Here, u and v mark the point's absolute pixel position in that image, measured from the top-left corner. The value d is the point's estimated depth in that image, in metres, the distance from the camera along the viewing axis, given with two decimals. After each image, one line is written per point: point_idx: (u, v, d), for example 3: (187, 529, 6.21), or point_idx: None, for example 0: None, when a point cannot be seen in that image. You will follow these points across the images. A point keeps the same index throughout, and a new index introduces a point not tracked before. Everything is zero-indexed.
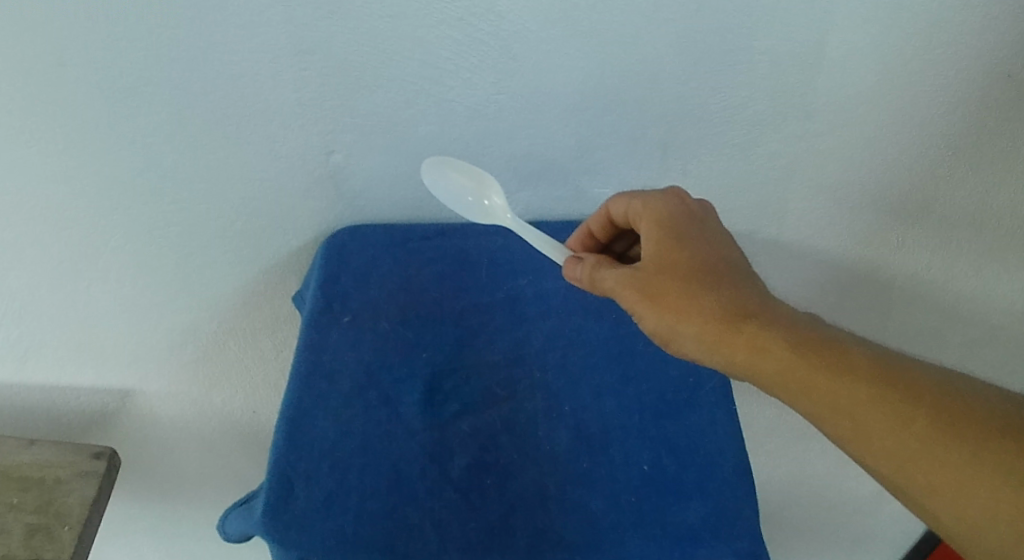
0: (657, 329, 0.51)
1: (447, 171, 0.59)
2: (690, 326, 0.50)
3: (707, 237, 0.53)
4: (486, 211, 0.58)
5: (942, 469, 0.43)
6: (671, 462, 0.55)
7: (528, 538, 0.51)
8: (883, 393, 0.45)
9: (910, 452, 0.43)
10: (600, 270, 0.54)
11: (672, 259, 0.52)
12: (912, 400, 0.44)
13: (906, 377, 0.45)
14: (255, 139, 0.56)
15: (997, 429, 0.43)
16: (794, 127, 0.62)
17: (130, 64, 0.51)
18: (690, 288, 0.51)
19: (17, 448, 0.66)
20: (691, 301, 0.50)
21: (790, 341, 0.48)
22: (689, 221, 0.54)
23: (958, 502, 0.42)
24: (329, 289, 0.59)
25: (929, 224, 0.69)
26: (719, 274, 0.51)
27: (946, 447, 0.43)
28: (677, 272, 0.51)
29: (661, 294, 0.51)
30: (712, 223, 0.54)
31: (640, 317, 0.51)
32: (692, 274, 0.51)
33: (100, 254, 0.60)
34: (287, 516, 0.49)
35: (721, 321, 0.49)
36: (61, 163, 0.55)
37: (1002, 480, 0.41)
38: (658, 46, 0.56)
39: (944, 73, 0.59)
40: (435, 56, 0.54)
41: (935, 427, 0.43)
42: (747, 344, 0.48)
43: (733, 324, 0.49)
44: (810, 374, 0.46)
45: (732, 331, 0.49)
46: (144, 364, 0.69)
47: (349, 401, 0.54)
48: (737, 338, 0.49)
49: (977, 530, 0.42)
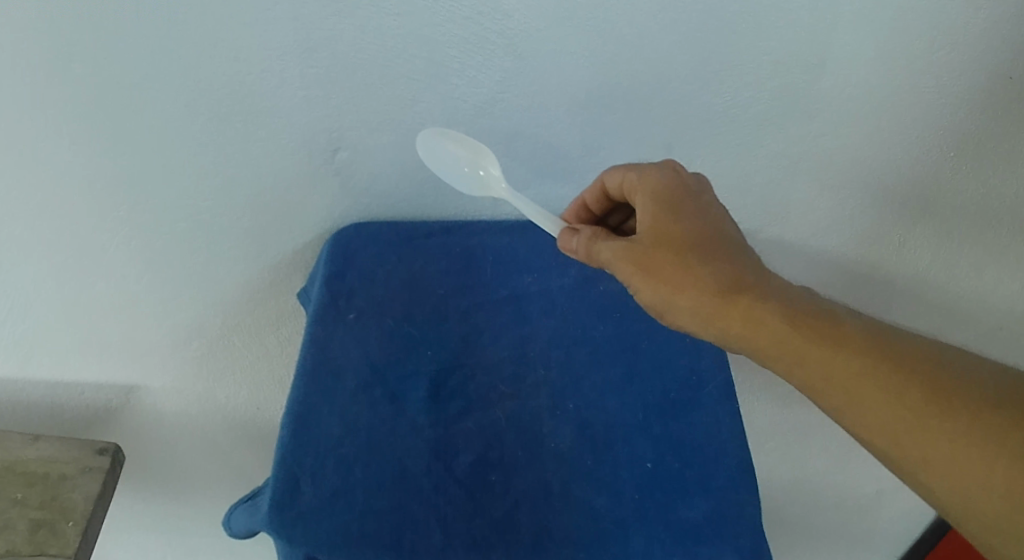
0: (656, 303, 0.51)
1: (441, 141, 0.58)
2: (690, 300, 0.50)
3: (703, 209, 0.53)
4: (481, 182, 0.58)
5: (937, 441, 0.44)
6: (674, 460, 0.55)
7: (534, 535, 0.51)
8: (876, 366, 0.46)
9: (906, 425, 0.45)
10: (598, 242, 0.53)
11: (669, 232, 0.52)
12: (906, 373, 0.46)
13: (898, 350, 0.47)
14: (261, 137, 0.56)
15: (989, 401, 0.44)
16: (798, 127, 0.62)
17: (138, 60, 0.51)
18: (686, 262, 0.51)
19: (20, 442, 0.65)
20: (687, 275, 0.50)
21: (787, 314, 0.49)
22: (685, 192, 0.54)
23: (952, 473, 0.44)
24: (334, 286, 0.59)
25: (931, 224, 0.70)
26: (716, 247, 0.51)
27: (939, 418, 0.44)
28: (674, 244, 0.51)
29: (658, 268, 0.51)
30: (708, 193, 0.54)
31: (639, 291, 0.52)
32: (690, 247, 0.51)
33: (105, 250, 0.60)
34: (294, 512, 0.49)
35: (720, 295, 0.50)
36: (67, 159, 0.55)
37: (995, 451, 0.43)
38: (663, 46, 0.56)
39: (947, 74, 0.59)
40: (442, 54, 0.54)
41: (929, 399, 0.45)
42: (743, 317, 0.49)
43: (732, 298, 0.49)
44: (805, 347, 0.48)
45: (730, 305, 0.49)
46: (148, 360, 0.69)
47: (355, 397, 0.54)
48: (733, 311, 0.49)
49: (970, 499, 0.43)
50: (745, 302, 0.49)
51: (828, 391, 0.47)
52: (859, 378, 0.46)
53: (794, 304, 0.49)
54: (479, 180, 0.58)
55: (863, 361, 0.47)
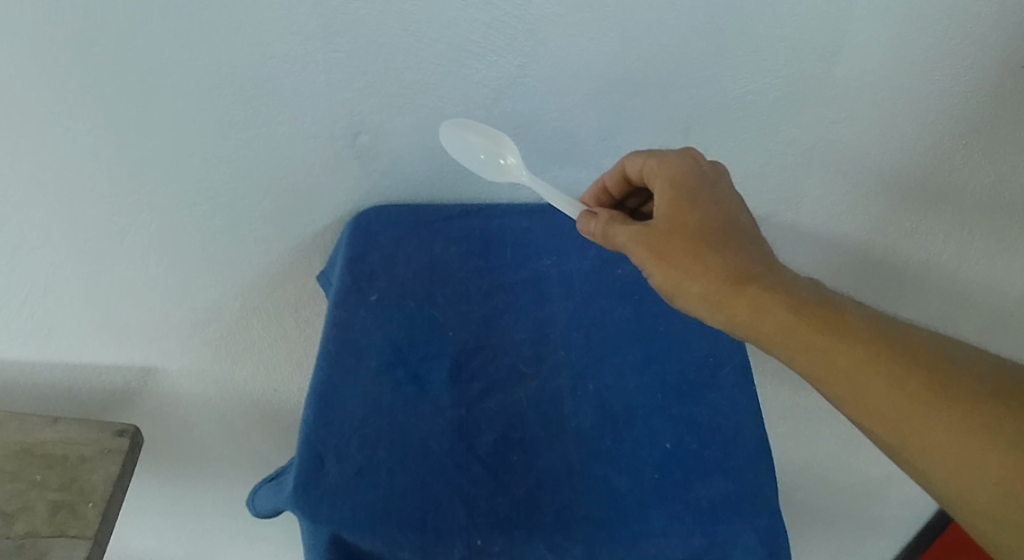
0: (667, 285, 0.52)
1: (462, 130, 0.59)
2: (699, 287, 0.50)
3: (719, 197, 0.53)
4: (499, 169, 0.59)
5: (934, 429, 0.45)
6: (693, 440, 0.55)
7: (555, 513, 0.51)
8: (881, 355, 0.47)
9: (905, 412, 0.46)
10: (614, 226, 0.54)
11: (684, 219, 0.53)
12: (911, 361, 0.47)
13: (903, 341, 0.48)
14: (283, 120, 0.57)
15: (991, 393, 0.45)
16: (813, 113, 0.62)
17: (162, 44, 0.51)
18: (698, 248, 0.51)
19: (41, 424, 0.66)
20: (698, 261, 0.51)
21: (793, 301, 0.49)
22: (702, 181, 0.54)
23: (947, 461, 0.44)
24: (355, 268, 0.59)
25: (942, 209, 0.70)
26: (729, 234, 0.52)
27: (939, 409, 0.45)
28: (688, 231, 0.52)
29: (671, 254, 0.51)
30: (726, 183, 0.55)
31: (649, 274, 0.52)
32: (704, 234, 0.52)
33: (127, 231, 0.61)
34: (319, 491, 0.49)
35: (729, 280, 0.50)
36: (90, 142, 0.55)
37: (992, 441, 0.43)
38: (681, 32, 0.57)
39: (959, 63, 0.60)
40: (464, 39, 0.55)
41: (930, 389, 0.45)
42: (749, 304, 0.49)
43: (742, 284, 0.50)
44: (811, 335, 0.48)
45: (739, 289, 0.50)
46: (165, 342, 0.69)
47: (378, 377, 0.55)
48: (740, 298, 0.50)
49: (964, 487, 0.44)
50: (754, 288, 0.50)
51: (832, 376, 0.48)
52: (863, 367, 0.47)
53: (801, 292, 0.50)
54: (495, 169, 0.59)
55: (867, 349, 0.47)
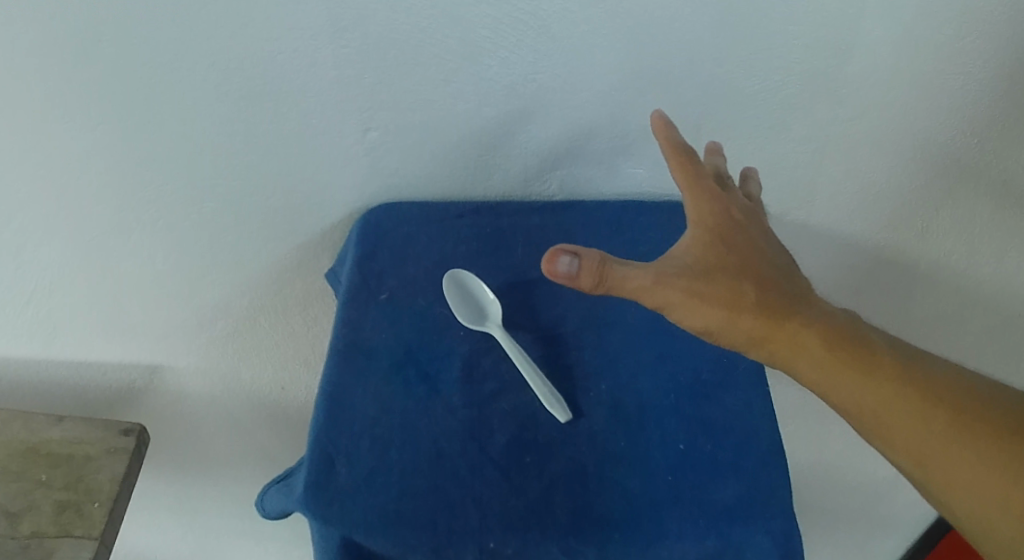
0: (697, 329, 0.48)
1: (458, 300, 0.58)
2: (731, 330, 0.48)
3: (750, 236, 0.52)
4: (484, 318, 0.58)
5: (961, 464, 0.47)
6: (707, 442, 0.54)
7: (569, 515, 0.50)
8: (911, 394, 0.48)
9: (935, 449, 0.48)
10: (618, 266, 0.46)
11: (716, 260, 0.50)
12: (936, 398, 0.49)
13: (930, 375, 0.49)
14: (292, 116, 0.56)
15: (1010, 429, 0.48)
16: (826, 112, 0.62)
17: (170, 38, 0.50)
18: (734, 291, 0.48)
19: (46, 424, 0.65)
20: (733, 305, 0.48)
21: (829, 337, 0.49)
22: (728, 214, 0.52)
23: (975, 496, 0.47)
24: (364, 267, 0.59)
25: (954, 208, 0.70)
26: (761, 271, 0.50)
27: (965, 446, 0.47)
28: (720, 271, 0.49)
29: (704, 298, 0.48)
30: (749, 214, 0.53)
31: (676, 316, 0.48)
32: (739, 274, 0.49)
33: (134, 228, 0.61)
34: (330, 493, 0.49)
35: (763, 320, 0.48)
36: (95, 138, 0.55)
37: (1012, 478, 0.46)
38: (694, 30, 0.56)
39: (972, 61, 0.59)
40: (475, 35, 0.54)
41: (956, 426, 0.48)
42: (786, 345, 0.48)
43: (777, 323, 0.48)
44: (844, 374, 0.48)
45: (775, 329, 0.48)
46: (171, 341, 0.69)
47: (388, 377, 0.54)
48: (777, 338, 0.48)
49: (989, 520, 0.47)
50: (790, 324, 0.49)
51: (867, 411, 0.49)
52: (894, 406, 0.48)
53: (839, 325, 0.50)
54: (481, 327, 0.57)
55: (902, 387, 0.48)
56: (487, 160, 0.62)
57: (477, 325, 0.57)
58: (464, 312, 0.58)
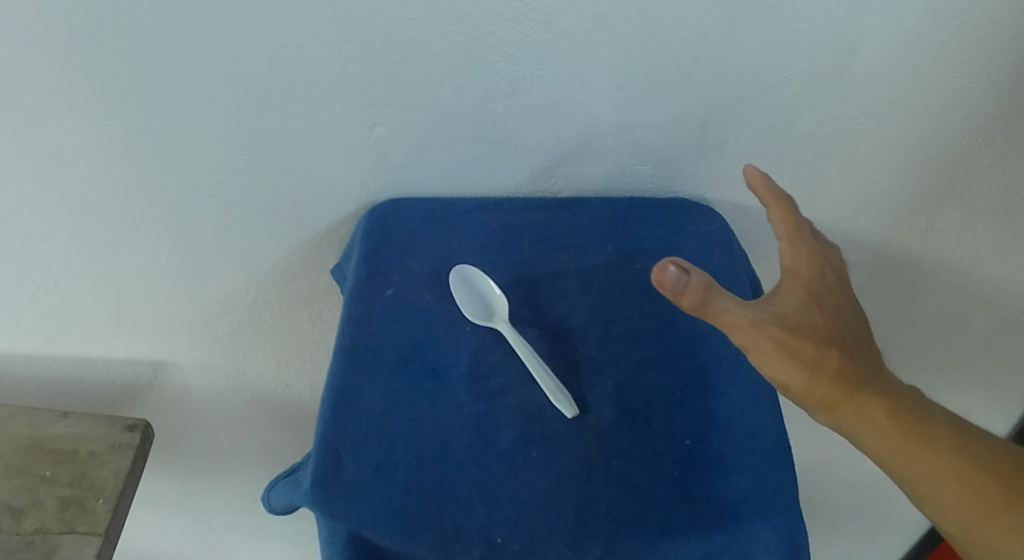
0: (778, 381, 0.48)
1: (464, 297, 0.58)
2: (807, 386, 0.48)
3: (840, 300, 0.52)
4: (491, 313, 0.58)
5: (1009, 543, 0.47)
6: (713, 437, 0.54)
7: (576, 511, 0.50)
8: (968, 469, 0.48)
9: (985, 524, 0.47)
10: (722, 297, 0.47)
11: (807, 318, 0.50)
12: (992, 475, 0.48)
13: (988, 453, 0.49)
14: (299, 111, 0.57)
15: None
16: (831, 109, 0.62)
17: (175, 32, 0.51)
18: (823, 351, 0.49)
19: (50, 419, 0.65)
20: (818, 363, 0.48)
21: (898, 408, 0.49)
22: (824, 275, 0.52)
23: None
24: (371, 262, 0.59)
25: (959, 206, 0.70)
26: (846, 337, 0.50)
27: (1015, 526, 0.47)
28: (811, 331, 0.49)
29: (793, 351, 0.48)
30: (844, 280, 0.53)
31: (762, 365, 0.48)
32: (827, 337, 0.50)
33: (139, 223, 0.61)
34: (337, 488, 0.49)
35: (841, 384, 0.48)
36: (100, 131, 0.55)
37: None
38: (700, 26, 0.56)
39: (977, 58, 0.59)
40: (482, 31, 0.54)
41: (1010, 504, 0.47)
42: (858, 410, 0.48)
43: (854, 390, 0.48)
44: (908, 444, 0.48)
45: (850, 394, 0.48)
46: (176, 337, 0.69)
47: (395, 372, 0.54)
48: (850, 402, 0.48)
49: None
50: (866, 391, 0.49)
51: (924, 482, 0.48)
52: (951, 480, 0.48)
53: (913, 401, 0.50)
54: (488, 322, 0.57)
55: (960, 459, 0.48)
56: (493, 156, 0.62)
57: (484, 320, 0.57)
58: (471, 308, 0.58)
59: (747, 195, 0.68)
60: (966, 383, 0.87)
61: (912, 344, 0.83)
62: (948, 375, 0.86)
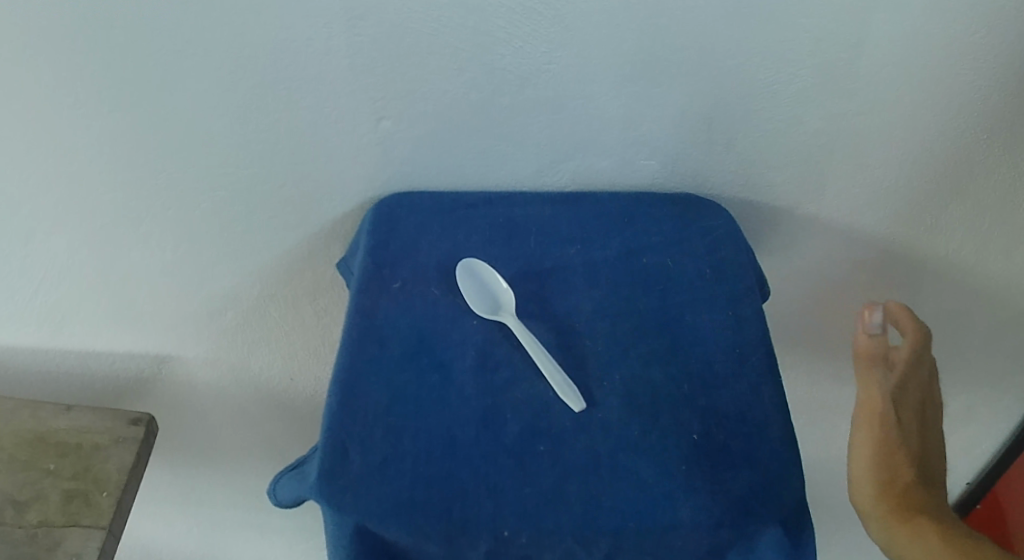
0: (860, 476, 0.56)
1: (471, 291, 0.58)
2: (874, 491, 0.55)
3: (925, 429, 0.59)
4: (498, 307, 0.58)
5: None
6: (720, 432, 0.53)
7: (584, 504, 0.49)
8: None
9: None
10: (880, 371, 0.60)
11: (905, 440, 0.57)
12: None
13: None
14: (305, 105, 0.56)
15: None
16: (837, 105, 0.62)
17: (181, 26, 0.51)
18: (905, 465, 0.56)
19: (54, 412, 0.66)
20: (896, 464, 0.56)
21: (948, 533, 0.53)
22: (921, 408, 0.60)
23: None
24: (377, 256, 0.59)
25: (966, 203, 0.70)
26: (926, 474, 0.57)
27: None
28: (903, 448, 0.56)
29: (887, 453, 0.56)
30: (932, 415, 0.61)
31: (856, 459, 0.57)
32: (909, 452, 0.57)
33: (144, 217, 0.61)
34: (344, 481, 0.49)
35: (904, 503, 0.54)
36: (106, 126, 0.55)
37: None
38: (707, 21, 0.56)
39: (986, 55, 0.59)
40: (489, 25, 0.54)
41: None
42: (911, 526, 0.53)
43: (917, 509, 0.54)
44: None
45: (912, 510, 0.54)
46: (181, 330, 0.70)
47: (402, 365, 0.54)
48: (906, 521, 0.53)
49: None
50: (928, 516, 0.54)
51: None
52: None
53: (971, 535, 0.53)
54: (494, 316, 0.57)
55: None
56: (501, 150, 0.62)
57: (490, 314, 0.57)
58: (477, 302, 0.58)
59: (753, 190, 0.68)
60: (970, 380, 0.87)
61: None
62: (952, 371, 0.86)
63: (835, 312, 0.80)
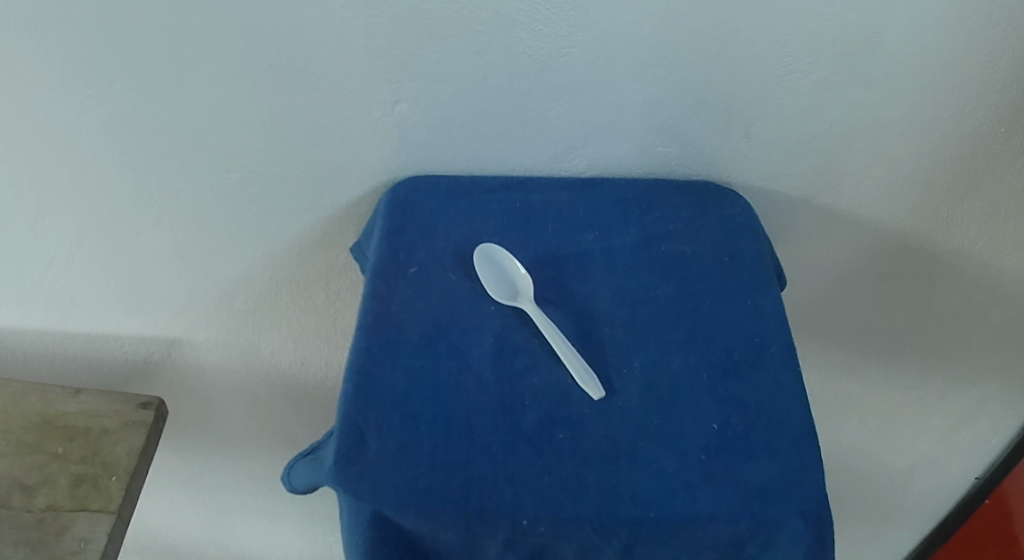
0: None
1: (490, 276, 0.58)
2: None
3: None
4: (516, 293, 0.57)
5: None
6: (740, 421, 0.51)
7: (602, 492, 0.48)
8: None
9: None
10: None
11: None
12: None
13: None
14: (321, 86, 0.56)
15: None
16: (859, 94, 0.61)
17: (195, 5, 0.50)
18: None
19: (64, 395, 0.67)
20: None
21: None
22: None
23: None
24: (393, 240, 0.59)
25: (984, 194, 0.69)
26: None
27: None
28: None
29: None
30: None
31: None
32: None
33: (154, 199, 0.60)
34: (360, 467, 0.48)
35: None
36: (117, 107, 0.55)
37: None
38: (730, 7, 0.55)
39: (1011, 44, 0.58)
40: (509, 7, 0.53)
41: None
42: None
43: None
44: None
45: None
46: (190, 315, 0.69)
47: (418, 351, 0.53)
48: None
49: None
50: None
51: None
52: None
53: None
54: (512, 302, 0.56)
55: None
56: (518, 135, 0.62)
57: (508, 301, 0.56)
58: (495, 288, 0.57)
59: (771, 179, 0.67)
60: (982, 374, 0.86)
61: (929, 334, 0.83)
62: (965, 365, 0.85)
63: (849, 303, 0.80)
